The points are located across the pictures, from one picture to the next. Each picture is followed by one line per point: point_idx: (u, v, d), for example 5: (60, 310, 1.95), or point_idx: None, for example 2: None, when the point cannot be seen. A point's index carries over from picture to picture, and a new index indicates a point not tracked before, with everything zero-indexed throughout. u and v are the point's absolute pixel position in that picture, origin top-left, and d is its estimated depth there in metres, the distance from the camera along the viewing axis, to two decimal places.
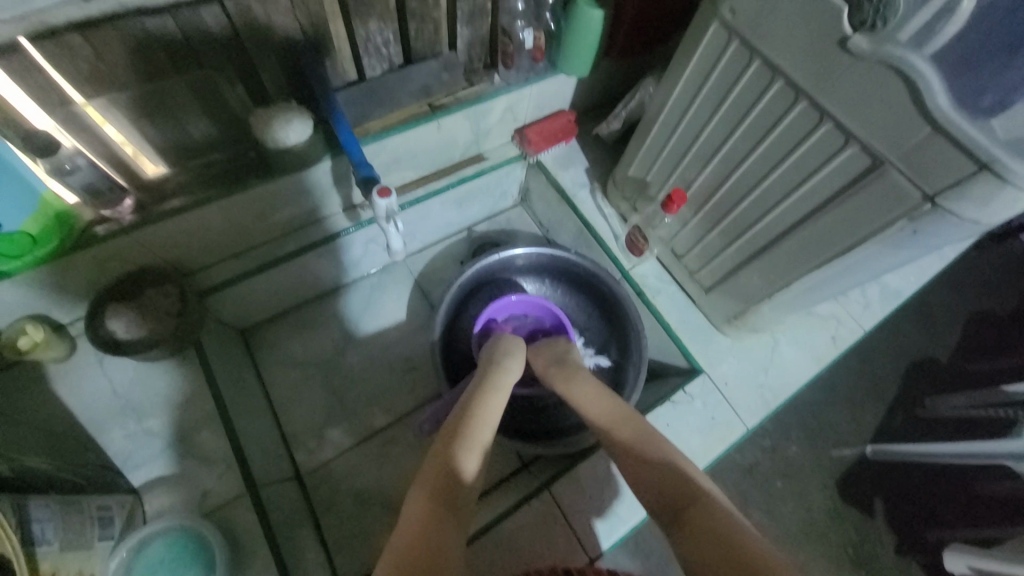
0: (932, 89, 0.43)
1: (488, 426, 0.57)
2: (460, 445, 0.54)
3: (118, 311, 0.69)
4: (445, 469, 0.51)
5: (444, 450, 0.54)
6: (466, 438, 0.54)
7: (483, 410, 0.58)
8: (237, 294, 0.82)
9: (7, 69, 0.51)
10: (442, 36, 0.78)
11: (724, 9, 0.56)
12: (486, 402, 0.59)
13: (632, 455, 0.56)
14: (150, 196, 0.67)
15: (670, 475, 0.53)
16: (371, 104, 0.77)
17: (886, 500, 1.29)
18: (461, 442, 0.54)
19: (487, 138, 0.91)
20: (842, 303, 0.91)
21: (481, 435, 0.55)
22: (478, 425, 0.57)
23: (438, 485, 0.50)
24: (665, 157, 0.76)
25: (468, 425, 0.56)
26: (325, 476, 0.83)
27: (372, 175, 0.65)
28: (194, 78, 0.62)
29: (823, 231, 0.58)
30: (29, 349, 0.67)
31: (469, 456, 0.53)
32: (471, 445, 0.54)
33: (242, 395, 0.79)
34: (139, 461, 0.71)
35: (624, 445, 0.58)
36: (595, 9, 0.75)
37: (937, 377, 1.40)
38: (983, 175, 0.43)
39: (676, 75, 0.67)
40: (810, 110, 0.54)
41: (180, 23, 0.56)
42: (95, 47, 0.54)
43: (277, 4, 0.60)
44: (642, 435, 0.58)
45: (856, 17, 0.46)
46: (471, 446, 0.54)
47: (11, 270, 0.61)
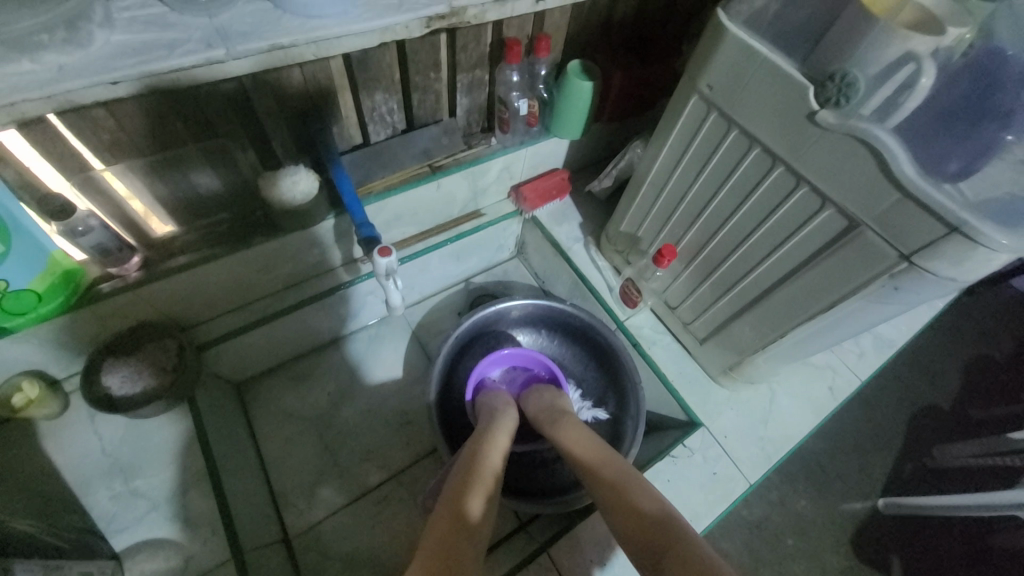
0: (897, 159, 0.47)
1: (491, 476, 0.58)
2: (466, 495, 0.54)
3: (115, 367, 0.70)
4: (452, 521, 0.50)
5: (449, 502, 0.53)
6: (471, 489, 0.55)
7: (484, 461, 0.60)
8: (235, 347, 0.82)
9: (32, 139, 0.54)
10: (443, 105, 0.83)
11: (702, 85, 0.61)
12: (486, 454, 0.61)
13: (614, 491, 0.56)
14: (157, 254, 0.70)
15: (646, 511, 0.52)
16: (375, 166, 0.81)
17: (903, 560, 1.23)
18: (467, 493, 0.54)
19: (484, 196, 0.95)
20: (836, 352, 0.92)
21: (485, 484, 0.56)
22: (481, 475, 0.57)
23: (448, 536, 0.49)
24: (655, 214, 0.80)
25: (472, 476, 0.57)
26: (315, 538, 0.80)
27: (373, 234, 0.67)
28: (209, 145, 0.66)
29: (809, 286, 0.60)
30: (22, 407, 0.67)
31: (474, 504, 0.53)
32: (477, 494, 0.54)
33: (234, 452, 0.77)
34: (122, 524, 0.68)
35: (609, 485, 0.57)
36: (584, 81, 0.81)
37: (941, 426, 1.38)
38: (954, 237, 0.45)
39: (661, 141, 0.71)
40: (786, 175, 0.57)
41: (201, 97, 0.61)
42: (117, 118, 0.57)
43: (290, 81, 0.65)
44: (625, 475, 0.58)
45: (821, 95, 0.50)
46: (477, 494, 0.54)
47: (13, 327, 0.61)
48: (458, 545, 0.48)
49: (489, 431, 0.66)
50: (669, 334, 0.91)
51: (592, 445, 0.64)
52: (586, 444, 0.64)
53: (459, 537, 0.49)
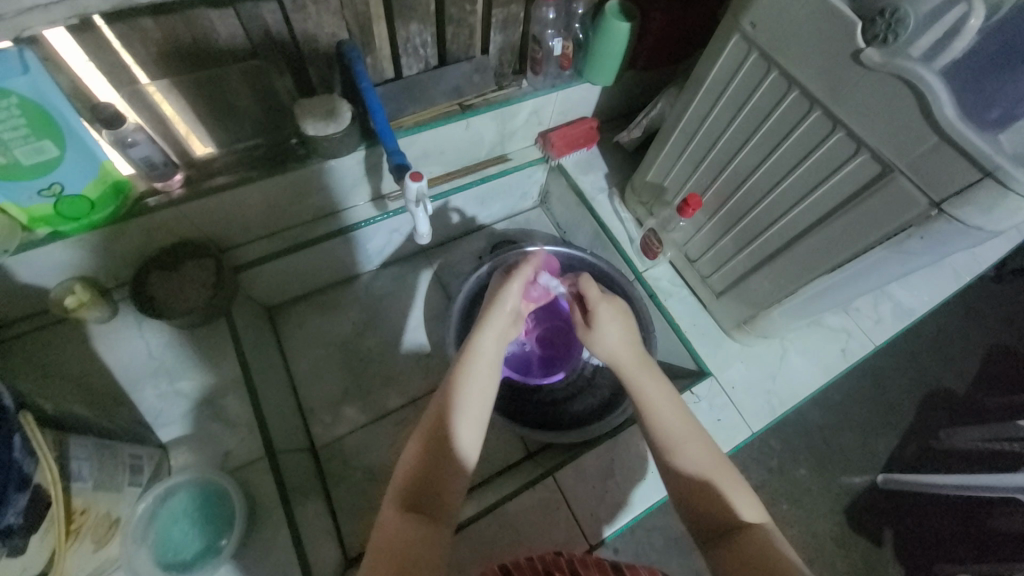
0: (940, 100, 0.46)
1: (491, 362, 0.57)
2: (462, 382, 0.54)
3: (159, 279, 0.75)
4: (443, 411, 0.53)
5: (445, 390, 0.55)
6: (467, 375, 0.55)
7: (486, 346, 0.58)
8: (268, 272, 0.86)
9: (85, 44, 0.56)
10: (476, 41, 0.83)
11: (745, 22, 0.59)
12: (489, 338, 0.59)
13: (672, 445, 0.54)
14: (198, 173, 0.73)
15: (717, 493, 0.51)
16: (406, 100, 0.81)
17: (895, 530, 1.26)
18: (461, 382, 0.54)
19: (512, 140, 0.95)
20: (853, 318, 0.92)
21: (482, 373, 0.56)
22: (480, 367, 0.56)
23: (438, 426, 0.52)
24: (683, 163, 0.79)
25: (465, 385, 0.54)
26: (337, 451, 0.86)
27: (404, 163, 0.69)
28: (247, 67, 0.67)
29: (832, 237, 0.60)
30: (74, 308, 0.71)
31: (471, 394, 0.54)
32: (473, 383, 0.55)
33: (265, 369, 0.82)
34: (167, 419, 0.75)
35: (666, 434, 0.55)
36: (622, 21, 0.78)
37: (952, 407, 1.38)
38: (988, 182, 0.45)
39: (696, 85, 0.70)
40: (823, 120, 0.56)
41: (242, 16, 0.62)
42: (163, 31, 0.59)
43: (328, 4, 0.65)
44: (685, 429, 0.55)
45: (869, 32, 0.49)
46: (472, 382, 0.55)
47: (69, 232, 0.66)
48: (449, 436, 0.51)
49: (502, 312, 0.61)
50: (685, 288, 0.92)
51: (653, 377, 0.59)
52: (644, 373, 0.59)
53: (449, 426, 0.52)
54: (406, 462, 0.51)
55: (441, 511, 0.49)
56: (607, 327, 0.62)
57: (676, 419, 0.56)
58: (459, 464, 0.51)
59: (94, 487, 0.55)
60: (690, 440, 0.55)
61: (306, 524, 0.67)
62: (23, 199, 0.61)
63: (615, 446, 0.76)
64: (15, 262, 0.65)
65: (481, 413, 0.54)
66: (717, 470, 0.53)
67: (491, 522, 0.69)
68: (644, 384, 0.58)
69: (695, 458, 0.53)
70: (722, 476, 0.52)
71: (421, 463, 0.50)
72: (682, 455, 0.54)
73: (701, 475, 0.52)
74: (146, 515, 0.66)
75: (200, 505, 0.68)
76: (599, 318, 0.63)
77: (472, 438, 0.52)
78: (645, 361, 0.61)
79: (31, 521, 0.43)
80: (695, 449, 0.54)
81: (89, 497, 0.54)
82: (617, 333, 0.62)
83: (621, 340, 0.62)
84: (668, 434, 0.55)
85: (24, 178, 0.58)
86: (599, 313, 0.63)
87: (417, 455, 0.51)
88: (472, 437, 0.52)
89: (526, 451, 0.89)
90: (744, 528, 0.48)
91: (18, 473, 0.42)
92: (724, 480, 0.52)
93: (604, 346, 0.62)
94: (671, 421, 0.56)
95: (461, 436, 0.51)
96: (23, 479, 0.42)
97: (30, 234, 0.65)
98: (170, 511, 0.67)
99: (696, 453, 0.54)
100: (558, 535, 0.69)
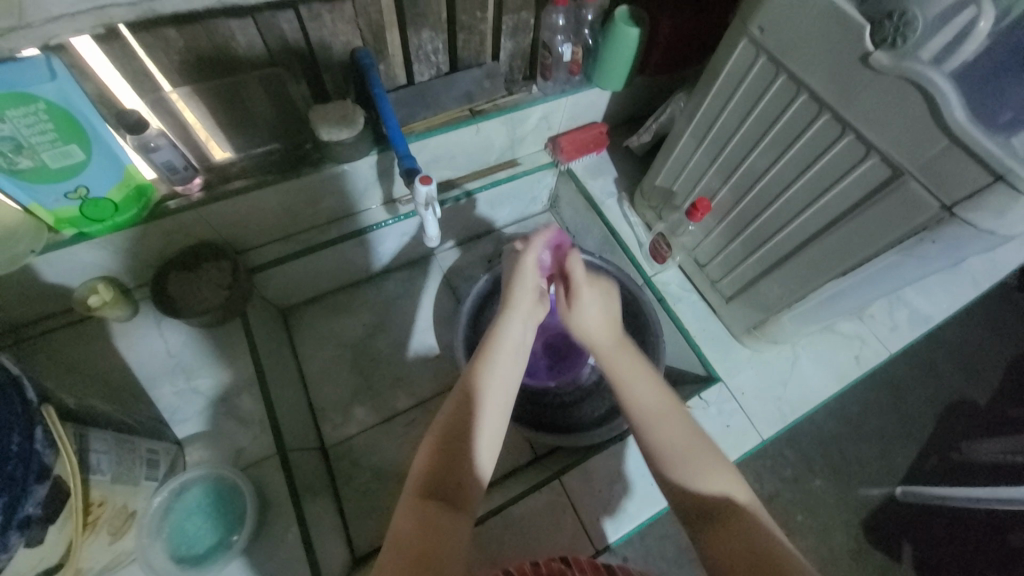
0: (950, 103, 0.45)
1: (516, 352, 0.58)
2: (485, 370, 0.54)
3: (179, 280, 0.77)
4: (466, 399, 0.52)
5: (466, 377, 0.54)
6: (490, 364, 0.55)
7: (511, 336, 0.58)
8: (282, 274, 0.88)
9: (111, 54, 0.58)
10: (487, 48, 0.84)
11: (753, 27, 0.59)
12: (515, 327, 0.59)
13: (650, 423, 0.54)
14: (216, 177, 0.74)
15: (701, 474, 0.50)
16: (418, 106, 0.82)
17: (914, 544, 1.23)
18: (486, 370, 0.54)
19: (521, 145, 0.96)
20: (868, 324, 0.91)
21: (507, 362, 0.56)
22: (503, 356, 0.56)
23: (459, 413, 0.51)
24: (692, 167, 0.79)
25: (487, 373, 0.54)
26: (347, 450, 0.87)
27: (414, 166, 0.70)
28: (264, 74, 0.69)
29: (842, 241, 0.60)
30: (97, 307, 0.73)
31: (495, 382, 0.54)
32: (497, 372, 0.55)
33: (278, 368, 0.84)
34: (184, 416, 0.77)
35: (647, 414, 0.54)
36: (631, 27, 0.79)
37: (974, 419, 1.34)
38: (999, 185, 0.44)
39: (705, 89, 0.70)
40: (832, 123, 0.56)
41: (260, 25, 0.64)
42: (185, 39, 0.61)
43: (343, 13, 0.67)
44: (668, 410, 0.55)
45: (878, 35, 0.49)
46: (496, 371, 0.55)
47: (93, 233, 0.68)
48: (471, 423, 0.51)
49: (526, 298, 0.63)
50: (695, 292, 0.92)
51: (629, 356, 0.59)
52: (622, 354, 0.60)
53: (471, 413, 0.51)
54: (426, 449, 0.50)
55: (462, 501, 0.48)
56: (586, 305, 0.63)
57: (655, 396, 0.56)
58: (481, 453, 0.51)
59: (112, 479, 0.56)
60: (669, 419, 0.54)
61: (314, 520, 0.69)
62: (49, 200, 0.63)
63: (621, 449, 0.76)
64: (42, 261, 0.68)
65: (504, 402, 0.54)
66: (699, 450, 0.52)
67: (497, 523, 0.69)
68: (621, 367, 0.58)
69: (676, 437, 0.53)
70: (706, 456, 0.52)
71: (442, 450, 0.49)
72: (664, 435, 0.53)
73: (682, 454, 0.52)
74: (161, 509, 0.67)
75: (214, 500, 0.70)
76: (581, 299, 0.63)
77: (494, 427, 0.52)
78: (622, 342, 0.61)
79: (52, 510, 0.46)
80: (677, 427, 0.54)
81: (106, 489, 0.56)
82: (596, 312, 0.62)
83: (600, 319, 0.62)
84: (649, 415, 0.54)
85: (51, 181, 0.61)
86: (581, 292, 0.63)
87: (437, 443, 0.50)
88: (495, 427, 0.52)
89: (533, 454, 0.89)
90: (729, 508, 0.48)
91: (38, 463, 0.43)
92: (705, 459, 0.52)
93: (583, 328, 0.62)
94: (649, 399, 0.56)
95: (483, 424, 0.51)
96: (42, 470, 0.44)
97: (56, 235, 0.67)
98: (184, 505, 0.69)
99: (678, 434, 0.53)
100: (564, 538, 0.69)
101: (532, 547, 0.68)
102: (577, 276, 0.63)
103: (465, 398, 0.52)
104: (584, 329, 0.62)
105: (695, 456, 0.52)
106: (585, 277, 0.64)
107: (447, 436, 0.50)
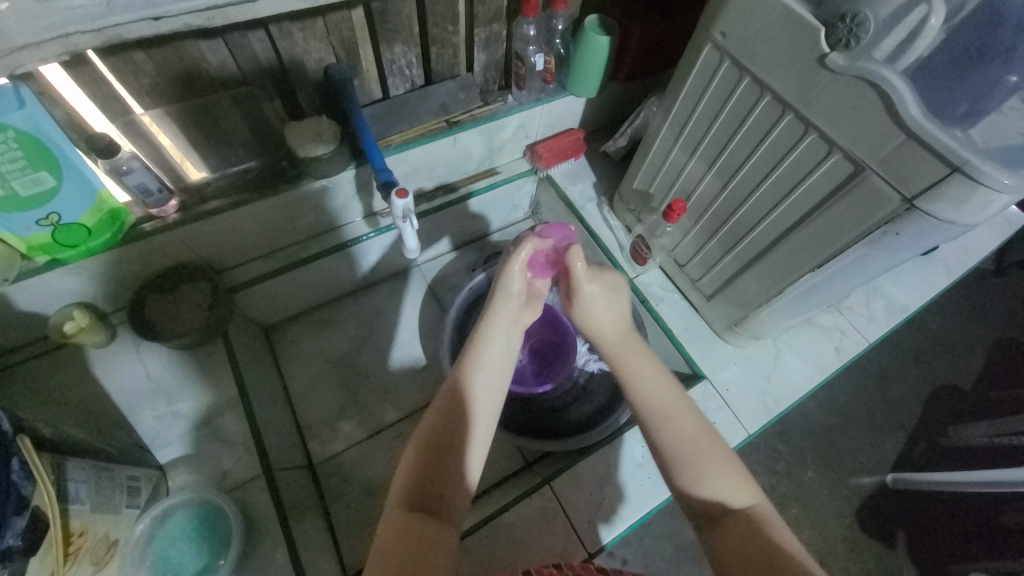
0: (904, 100, 0.47)
1: (501, 356, 0.58)
2: (470, 376, 0.55)
3: (157, 303, 0.76)
4: (449, 406, 0.53)
5: (451, 383, 0.55)
6: (473, 370, 0.56)
7: (493, 341, 0.59)
8: (264, 292, 0.88)
9: (79, 79, 0.58)
10: (461, 60, 0.85)
11: (716, 33, 0.61)
12: (499, 335, 0.60)
13: (660, 417, 0.54)
14: (192, 197, 0.74)
15: (701, 477, 0.50)
16: (394, 119, 0.83)
17: (908, 531, 1.24)
18: (470, 375, 0.55)
19: (499, 154, 0.97)
20: (847, 316, 0.93)
21: (491, 368, 0.56)
22: (487, 361, 0.57)
23: (444, 422, 0.51)
24: (666, 169, 0.81)
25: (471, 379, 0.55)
26: (336, 467, 0.87)
27: (391, 180, 0.71)
28: (238, 93, 0.69)
29: (813, 236, 0.61)
30: (74, 333, 0.73)
31: (479, 387, 0.54)
32: (481, 379, 0.55)
33: (262, 387, 0.83)
34: (165, 441, 0.76)
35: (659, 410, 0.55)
36: (601, 35, 0.81)
37: (959, 404, 1.37)
38: (956, 176, 0.46)
39: (674, 93, 0.72)
40: (795, 123, 0.58)
41: (230, 45, 0.64)
42: (154, 62, 0.61)
43: (314, 31, 0.68)
44: (678, 403, 0.55)
45: (832, 37, 0.51)
46: (481, 376, 0.55)
47: (67, 259, 0.67)
48: (455, 431, 0.51)
49: (511, 304, 0.63)
50: (677, 292, 0.93)
51: (639, 353, 0.60)
52: (630, 348, 0.61)
53: (458, 420, 0.52)
54: (410, 459, 0.50)
55: (449, 511, 0.48)
56: (592, 298, 0.64)
57: (667, 393, 0.56)
58: (467, 462, 0.51)
59: (91, 508, 0.55)
60: (681, 412, 0.55)
61: (303, 540, 0.68)
62: (21, 228, 0.62)
63: (610, 451, 0.76)
64: (16, 290, 0.67)
65: (490, 409, 0.54)
66: (710, 445, 0.52)
67: (489, 532, 0.69)
68: (634, 364, 0.59)
69: (684, 428, 0.53)
70: (719, 454, 0.52)
71: (426, 460, 0.49)
72: (673, 428, 0.53)
73: (694, 452, 0.52)
74: (145, 537, 0.66)
75: (199, 525, 0.69)
76: (585, 296, 0.64)
77: (480, 436, 0.53)
78: (630, 335, 0.63)
79: (32, 541, 0.44)
80: (689, 420, 0.54)
81: (87, 519, 0.54)
82: (602, 300, 0.64)
83: (607, 311, 0.64)
84: (659, 407, 0.55)
85: (22, 209, 0.60)
86: (584, 287, 0.65)
87: (422, 450, 0.50)
88: (480, 435, 0.52)
89: (524, 461, 0.89)
90: (735, 512, 0.48)
91: (17, 495, 0.42)
92: (715, 456, 0.51)
93: (593, 317, 0.64)
94: (661, 398, 0.56)
95: (468, 432, 0.52)
96: (21, 501, 0.42)
97: (29, 262, 0.67)
98: (168, 531, 0.68)
99: (687, 428, 0.53)
100: (557, 546, 0.69)
101: (524, 555, 0.68)
102: (578, 271, 0.65)
103: (450, 404, 0.53)
104: (592, 322, 0.64)
105: (704, 450, 0.52)
106: (586, 272, 0.65)
107: (432, 441, 0.50)
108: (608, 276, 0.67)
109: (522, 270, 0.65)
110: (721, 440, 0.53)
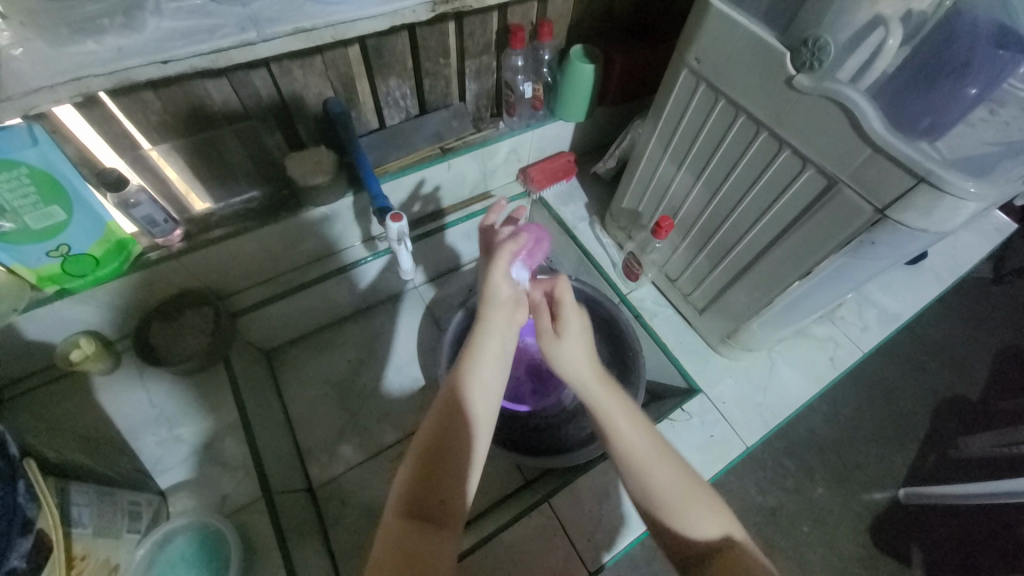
0: (867, 115, 0.50)
1: (496, 360, 0.60)
2: (466, 384, 0.57)
3: (162, 329, 0.80)
4: (449, 409, 0.55)
5: (448, 391, 0.56)
6: (471, 375, 0.58)
7: (489, 348, 0.61)
8: (266, 316, 0.90)
9: (91, 118, 0.62)
10: (453, 90, 0.89)
11: (691, 58, 0.65)
12: (495, 341, 0.62)
13: (639, 462, 0.54)
14: (196, 225, 0.76)
15: (698, 520, 0.51)
16: (391, 148, 0.86)
17: (923, 547, 1.21)
18: (468, 378, 0.57)
19: (493, 177, 1.00)
20: (840, 326, 0.94)
21: (488, 375, 0.58)
22: (479, 369, 0.58)
23: (442, 431, 0.53)
24: (652, 189, 0.84)
25: (463, 389, 0.56)
26: (335, 489, 0.87)
27: (387, 205, 0.74)
28: (241, 126, 0.73)
29: (794, 248, 0.63)
30: (79, 361, 0.75)
31: (475, 393, 0.56)
32: (478, 386, 0.57)
33: (263, 410, 0.85)
34: (166, 466, 0.77)
35: (634, 451, 0.55)
36: (586, 64, 0.85)
37: (966, 414, 1.36)
38: (923, 186, 0.48)
39: (657, 115, 0.76)
40: (770, 140, 0.61)
41: (234, 83, 0.68)
42: (162, 101, 0.65)
43: (314, 68, 0.72)
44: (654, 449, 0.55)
45: (797, 60, 0.54)
46: (477, 383, 0.57)
47: (75, 288, 0.69)
48: (453, 437, 0.53)
49: (501, 312, 0.64)
50: (670, 306, 0.95)
51: (614, 392, 0.60)
52: (609, 394, 0.59)
53: (458, 428, 0.53)
54: (410, 463, 0.52)
55: (449, 516, 0.49)
56: (571, 338, 0.65)
57: (646, 441, 0.56)
58: (465, 467, 0.52)
59: (94, 532, 0.56)
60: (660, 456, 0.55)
61: (304, 564, 0.68)
62: (31, 259, 0.65)
63: (609, 466, 0.76)
64: (25, 319, 0.69)
65: (487, 414, 0.56)
66: (690, 488, 0.53)
67: (488, 552, 0.68)
68: (615, 407, 0.58)
69: (665, 479, 0.53)
70: (698, 498, 0.53)
71: (426, 465, 0.51)
72: (654, 473, 0.54)
73: (673, 499, 0.52)
74: (144, 561, 0.66)
75: (197, 549, 0.68)
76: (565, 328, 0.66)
77: (480, 441, 0.54)
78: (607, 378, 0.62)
79: (36, 564, 0.44)
80: (666, 464, 0.54)
81: (88, 543, 0.55)
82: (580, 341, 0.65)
83: (583, 353, 0.63)
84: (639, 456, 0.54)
85: (34, 241, 0.63)
86: (566, 322, 0.66)
87: (421, 454, 0.52)
88: (480, 438, 0.55)
89: (523, 479, 0.89)
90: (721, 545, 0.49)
91: (22, 517, 0.43)
92: (697, 496, 0.53)
93: (565, 357, 0.63)
94: (642, 442, 0.56)
95: (466, 437, 0.53)
96: (26, 523, 0.43)
97: (39, 292, 0.69)
98: (168, 556, 0.67)
99: (666, 471, 0.54)
100: (556, 563, 0.69)
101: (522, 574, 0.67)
102: (564, 305, 0.67)
103: (448, 413, 0.54)
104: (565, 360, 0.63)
105: (685, 493, 0.53)
106: (571, 302, 0.67)
107: (431, 449, 0.52)
108: (587, 317, 0.69)
109: (504, 278, 0.67)
110: (696, 476, 0.55)
